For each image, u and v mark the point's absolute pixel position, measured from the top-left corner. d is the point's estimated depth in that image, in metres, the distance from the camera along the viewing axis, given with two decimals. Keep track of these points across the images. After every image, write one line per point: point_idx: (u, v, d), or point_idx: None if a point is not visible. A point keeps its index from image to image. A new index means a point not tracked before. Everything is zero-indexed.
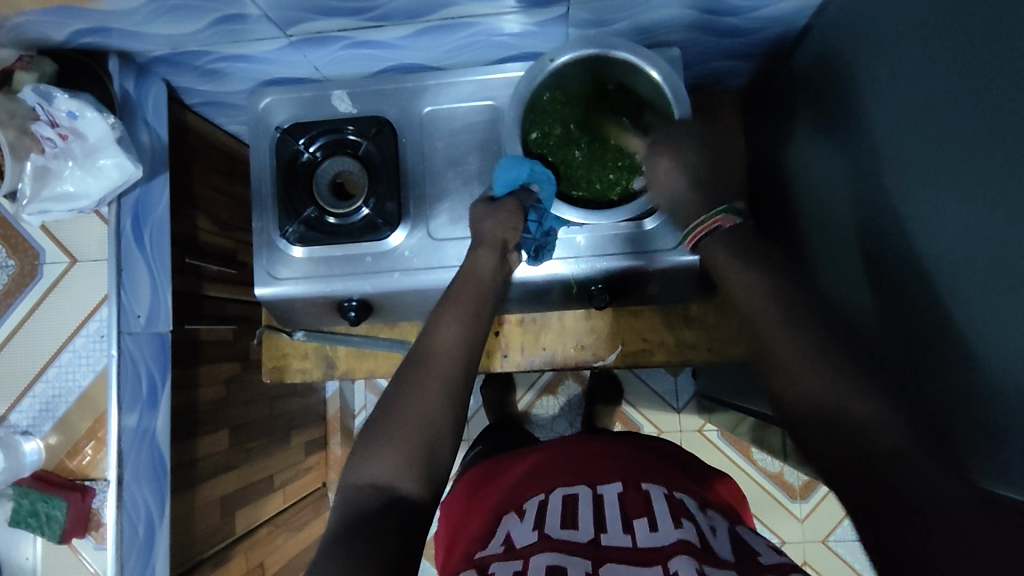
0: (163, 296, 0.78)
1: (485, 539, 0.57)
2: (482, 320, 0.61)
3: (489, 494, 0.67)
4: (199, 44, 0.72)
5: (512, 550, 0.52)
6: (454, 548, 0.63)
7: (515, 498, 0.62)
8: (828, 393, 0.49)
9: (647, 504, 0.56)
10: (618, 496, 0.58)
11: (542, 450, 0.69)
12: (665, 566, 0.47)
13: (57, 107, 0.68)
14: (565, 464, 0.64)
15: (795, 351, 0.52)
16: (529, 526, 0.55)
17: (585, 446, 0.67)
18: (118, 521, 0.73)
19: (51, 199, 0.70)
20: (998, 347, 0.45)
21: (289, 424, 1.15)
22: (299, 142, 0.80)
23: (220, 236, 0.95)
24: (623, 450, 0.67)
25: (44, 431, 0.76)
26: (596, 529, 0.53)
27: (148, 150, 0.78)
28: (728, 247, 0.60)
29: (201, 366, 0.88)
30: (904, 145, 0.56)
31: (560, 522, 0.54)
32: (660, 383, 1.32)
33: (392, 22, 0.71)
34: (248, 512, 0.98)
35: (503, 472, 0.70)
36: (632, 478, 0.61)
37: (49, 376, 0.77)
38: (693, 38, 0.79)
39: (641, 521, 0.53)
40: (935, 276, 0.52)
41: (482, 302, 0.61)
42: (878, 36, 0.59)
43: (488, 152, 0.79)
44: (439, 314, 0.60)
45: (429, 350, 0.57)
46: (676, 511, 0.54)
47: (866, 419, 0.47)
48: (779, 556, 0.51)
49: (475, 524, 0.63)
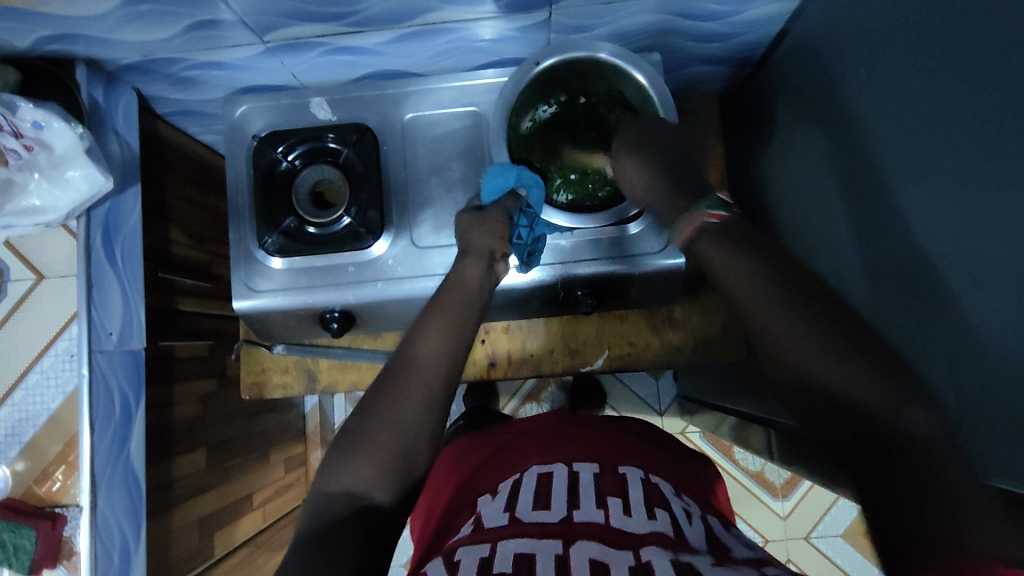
0: (134, 312, 0.76)
1: (459, 523, 0.56)
2: (469, 330, 0.58)
3: (467, 470, 0.66)
4: (172, 51, 0.70)
5: (481, 531, 0.51)
6: (430, 516, 0.64)
7: (492, 478, 0.61)
8: (813, 348, 0.45)
9: (623, 489, 0.55)
10: (594, 475, 0.57)
11: (521, 425, 0.70)
12: (636, 553, 0.46)
13: (21, 117, 0.64)
14: (543, 443, 0.63)
15: (773, 316, 0.48)
16: (501, 507, 0.53)
17: (568, 424, 0.67)
18: (92, 545, 0.69)
19: (15, 213, 0.67)
20: (990, 315, 0.44)
21: (268, 440, 1.12)
22: (278, 150, 0.78)
23: (194, 250, 0.92)
24: (604, 431, 0.67)
25: (11, 457, 0.72)
26: (568, 506, 0.52)
27: (119, 160, 0.75)
28: (727, 242, 0.52)
29: (176, 384, 0.85)
30: (877, 144, 0.57)
31: (532, 504, 0.53)
32: (642, 386, 1.33)
33: (372, 28, 0.70)
34: (226, 534, 0.94)
35: (480, 449, 0.69)
36: (609, 461, 0.60)
37: (15, 400, 0.73)
38: (673, 45, 0.80)
39: (615, 502, 0.52)
40: (905, 272, 0.53)
41: (469, 307, 0.58)
42: (851, 38, 0.60)
43: (473, 159, 0.78)
44: (420, 323, 0.57)
45: (408, 356, 0.55)
46: (650, 499, 0.54)
47: (858, 380, 0.44)
48: (751, 551, 0.50)
49: (446, 502, 0.62)
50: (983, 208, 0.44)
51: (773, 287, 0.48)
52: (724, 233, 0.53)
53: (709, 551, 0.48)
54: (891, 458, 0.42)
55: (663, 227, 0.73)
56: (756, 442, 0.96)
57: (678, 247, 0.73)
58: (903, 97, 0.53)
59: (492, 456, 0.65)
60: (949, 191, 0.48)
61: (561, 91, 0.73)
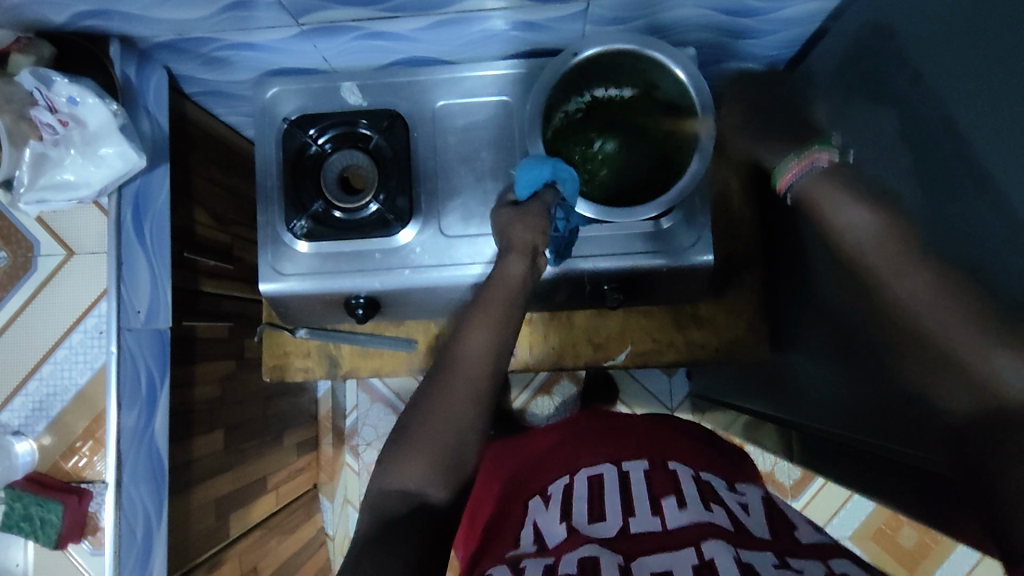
0: (162, 290, 0.76)
1: (514, 531, 0.56)
2: (513, 324, 0.56)
3: (515, 474, 0.67)
4: (207, 30, 0.70)
5: (545, 549, 0.50)
6: (478, 520, 0.65)
7: (539, 482, 0.62)
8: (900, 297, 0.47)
9: (676, 486, 0.55)
10: (644, 473, 0.58)
11: (561, 428, 0.71)
12: (696, 549, 0.46)
13: (57, 92, 0.65)
14: (588, 443, 0.65)
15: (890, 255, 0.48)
16: (557, 518, 0.54)
17: (606, 425, 0.69)
18: (117, 523, 0.69)
19: (49, 188, 0.67)
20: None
21: (282, 424, 1.12)
22: (308, 133, 0.78)
23: (217, 230, 0.92)
24: (654, 430, 0.68)
25: (38, 431, 0.74)
26: (624, 514, 0.53)
27: (149, 138, 0.75)
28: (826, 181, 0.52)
29: (197, 364, 0.85)
30: (918, 142, 0.56)
31: (588, 515, 0.53)
32: (655, 382, 1.33)
33: (407, 13, 0.69)
34: (241, 515, 0.95)
35: (524, 450, 0.70)
36: (658, 458, 0.61)
37: (44, 373, 0.74)
38: (708, 39, 0.79)
39: (669, 500, 0.53)
40: None
41: (514, 304, 0.57)
42: (895, 36, 0.59)
43: (503, 149, 0.78)
44: (470, 318, 0.56)
45: (455, 353, 0.54)
46: (704, 495, 0.54)
47: (952, 335, 0.44)
48: (817, 533, 0.52)
49: (495, 508, 0.63)
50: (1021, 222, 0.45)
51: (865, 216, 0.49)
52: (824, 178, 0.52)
53: (772, 546, 0.48)
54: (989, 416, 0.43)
55: (693, 223, 0.74)
56: (770, 442, 0.96)
57: (709, 244, 0.74)
58: (946, 102, 0.53)
59: (537, 460, 0.66)
60: (991, 202, 0.47)
61: (597, 83, 0.74)
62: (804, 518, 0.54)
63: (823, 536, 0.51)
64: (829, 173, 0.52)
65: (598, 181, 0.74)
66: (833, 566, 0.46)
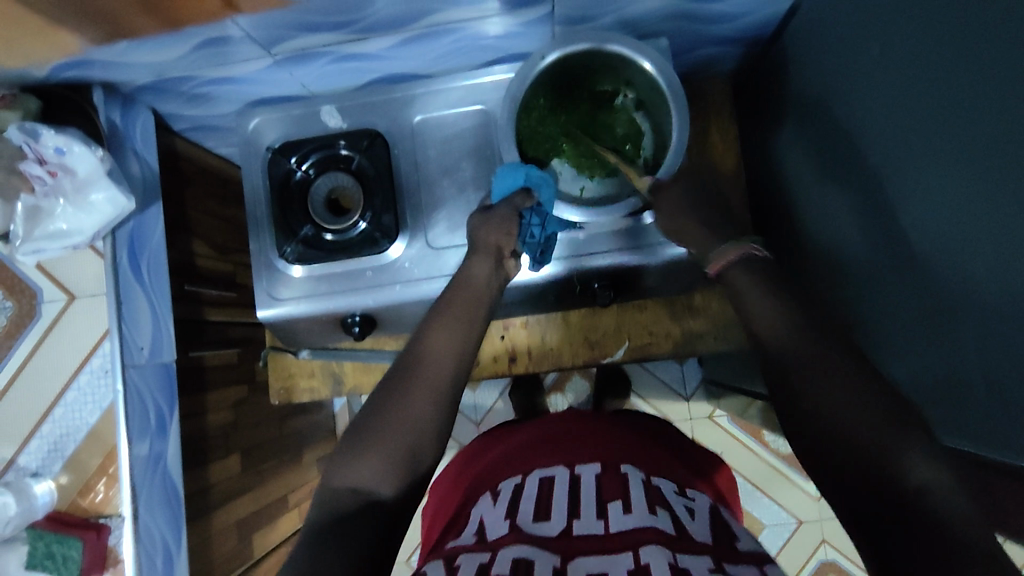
0: (165, 328, 0.78)
1: (460, 523, 0.58)
2: (475, 332, 0.59)
3: (475, 471, 0.68)
4: (183, 69, 0.71)
5: (484, 542, 0.52)
6: (438, 519, 0.66)
7: (492, 480, 0.64)
8: (834, 398, 0.47)
9: (623, 489, 0.57)
10: (595, 476, 0.59)
11: (534, 426, 0.71)
12: (634, 555, 0.48)
13: (44, 144, 0.67)
14: (548, 446, 0.66)
15: (800, 349, 0.50)
16: (502, 514, 0.55)
17: (572, 424, 0.69)
18: (136, 554, 0.71)
19: (44, 238, 0.70)
20: (995, 285, 0.46)
21: (301, 441, 1.14)
22: (291, 160, 0.79)
23: (217, 260, 0.94)
24: (616, 431, 0.69)
25: (55, 471, 0.83)
26: (568, 516, 0.54)
27: (139, 179, 0.77)
28: (747, 269, 0.55)
29: (208, 394, 0.87)
30: (908, 115, 0.54)
31: (532, 513, 0.54)
32: (667, 372, 1.32)
33: (377, 33, 0.70)
34: (263, 534, 0.98)
35: (490, 448, 0.71)
36: (611, 462, 0.62)
37: (56, 416, 0.84)
38: (681, 28, 0.78)
39: (615, 504, 0.54)
40: (923, 248, 0.54)
41: (476, 307, 0.59)
42: (865, 12, 0.58)
43: (483, 158, 0.79)
44: (428, 321, 0.58)
45: (421, 355, 0.56)
46: (652, 500, 0.55)
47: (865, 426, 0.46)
48: (757, 544, 0.52)
49: (452, 505, 0.65)
50: (998, 203, 0.45)
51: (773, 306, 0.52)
52: (752, 268, 0.55)
53: (711, 551, 0.49)
54: (900, 507, 0.43)
55: None
56: None
57: None
58: (926, 78, 0.51)
59: (501, 458, 0.67)
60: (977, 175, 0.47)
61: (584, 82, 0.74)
62: (746, 530, 0.55)
63: (761, 546, 0.52)
64: (748, 264, 0.55)
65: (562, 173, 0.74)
66: (766, 570, 0.47)
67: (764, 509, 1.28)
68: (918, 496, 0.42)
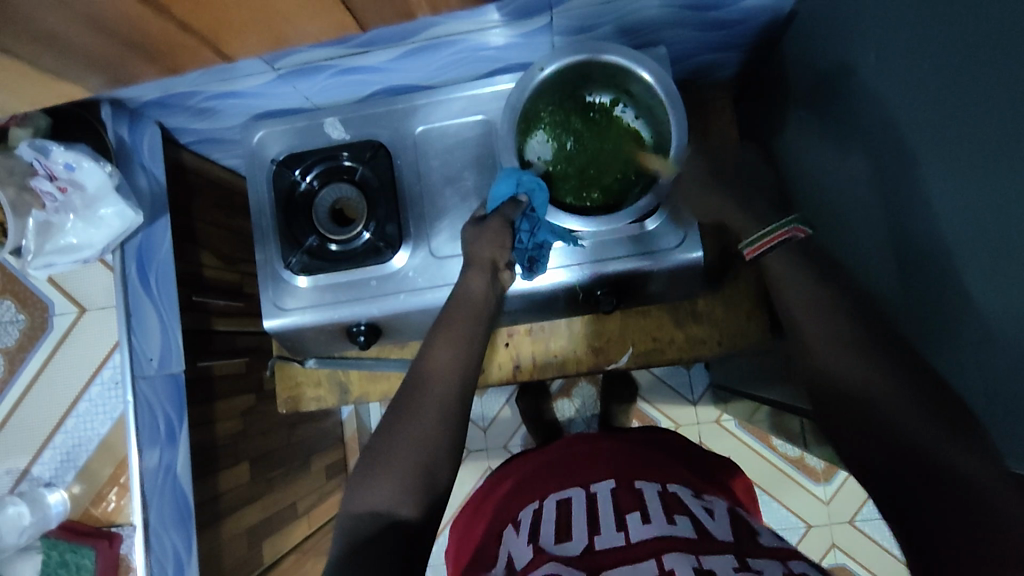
0: (173, 336, 0.79)
1: (483, 554, 0.58)
2: (476, 342, 0.61)
3: (496, 497, 0.68)
4: (188, 85, 0.73)
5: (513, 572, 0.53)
6: (463, 549, 0.66)
7: (510, 508, 0.64)
8: (872, 387, 0.50)
9: (639, 501, 0.57)
10: (611, 492, 0.60)
11: (542, 453, 0.72)
12: (657, 561, 0.48)
13: (55, 160, 0.68)
14: (564, 468, 0.67)
15: (833, 338, 0.53)
16: (526, 542, 0.56)
17: (579, 444, 0.71)
18: (146, 562, 0.73)
19: (55, 251, 0.71)
20: (989, 286, 0.45)
21: (309, 450, 1.16)
22: (296, 172, 0.80)
23: (224, 270, 0.96)
24: (631, 446, 0.70)
25: (67, 481, 0.86)
26: (589, 534, 0.54)
27: (147, 193, 0.78)
28: (788, 256, 0.59)
29: (216, 402, 0.88)
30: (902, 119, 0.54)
31: (554, 536, 0.55)
32: (672, 376, 1.33)
33: (377, 47, 0.71)
34: (274, 541, 0.99)
35: (509, 473, 0.72)
36: (626, 477, 0.62)
37: (68, 427, 0.86)
38: (680, 36, 0.79)
39: (633, 516, 0.54)
40: (922, 253, 0.53)
41: (476, 325, 0.62)
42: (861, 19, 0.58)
43: (484, 167, 0.79)
44: (432, 337, 0.60)
45: (422, 372, 0.58)
46: (669, 508, 0.56)
47: (904, 416, 0.48)
48: (777, 539, 0.54)
49: (475, 530, 0.65)
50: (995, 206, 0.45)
51: (815, 294, 0.56)
52: (804, 253, 0.58)
53: (732, 548, 0.50)
54: (940, 487, 0.44)
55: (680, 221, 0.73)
56: (793, 427, 0.95)
57: (696, 242, 0.73)
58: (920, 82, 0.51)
59: (517, 484, 0.68)
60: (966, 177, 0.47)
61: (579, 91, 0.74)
62: (767, 529, 0.56)
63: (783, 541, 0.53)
64: (793, 249, 0.59)
65: (562, 180, 0.74)
66: (792, 566, 0.47)
67: (773, 512, 1.28)
68: (958, 475, 0.44)
